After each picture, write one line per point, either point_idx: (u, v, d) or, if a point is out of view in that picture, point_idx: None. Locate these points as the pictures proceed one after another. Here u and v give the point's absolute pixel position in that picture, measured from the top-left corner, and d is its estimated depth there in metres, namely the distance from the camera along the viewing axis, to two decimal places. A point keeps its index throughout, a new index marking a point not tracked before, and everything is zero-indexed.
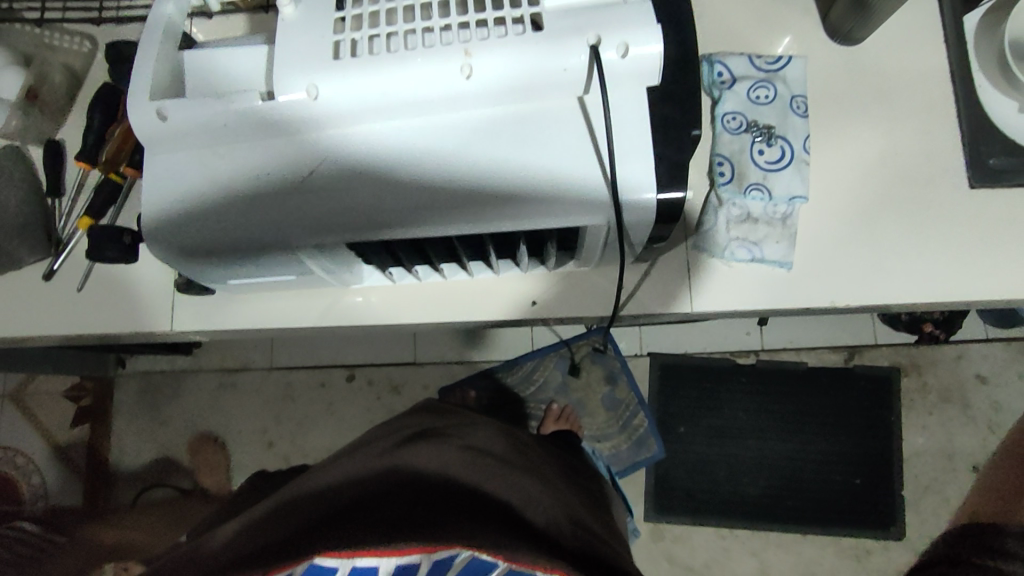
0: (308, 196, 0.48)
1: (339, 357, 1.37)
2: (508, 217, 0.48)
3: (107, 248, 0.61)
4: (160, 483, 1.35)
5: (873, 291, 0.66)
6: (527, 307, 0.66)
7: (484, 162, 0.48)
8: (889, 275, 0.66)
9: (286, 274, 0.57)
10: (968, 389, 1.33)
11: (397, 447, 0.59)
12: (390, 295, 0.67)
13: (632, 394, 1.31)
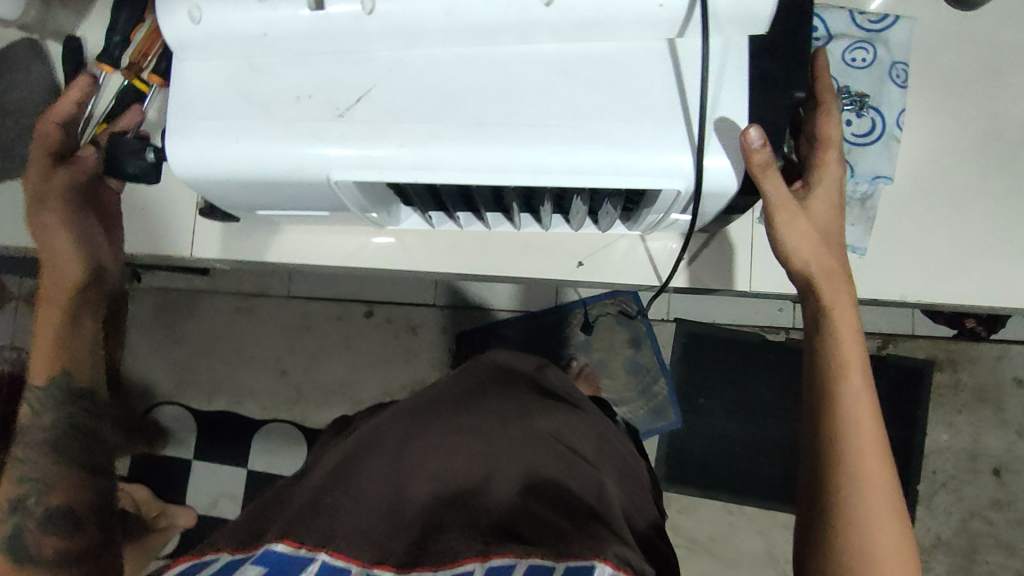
0: (354, 124, 0.43)
1: (358, 292, 1.34)
2: (577, 175, 0.42)
3: (129, 163, 0.54)
4: (171, 400, 1.34)
5: (950, 288, 0.61)
6: (572, 267, 0.61)
7: (556, 104, 0.42)
8: (973, 271, 0.60)
9: (316, 208, 0.52)
10: (1003, 390, 1.28)
11: (457, 409, 0.56)
12: (427, 240, 0.62)
13: (654, 358, 1.28)
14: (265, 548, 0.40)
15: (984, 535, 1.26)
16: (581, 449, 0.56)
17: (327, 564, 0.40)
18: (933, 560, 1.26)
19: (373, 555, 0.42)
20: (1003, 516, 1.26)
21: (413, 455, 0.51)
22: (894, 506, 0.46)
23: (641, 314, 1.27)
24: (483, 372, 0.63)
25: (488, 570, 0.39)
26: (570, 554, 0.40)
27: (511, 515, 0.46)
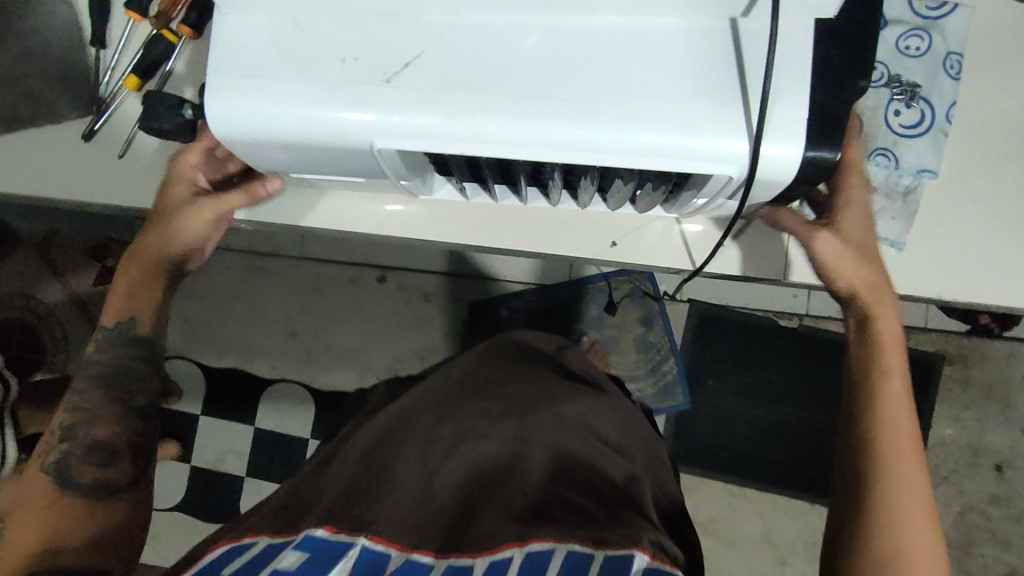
0: (400, 91, 0.41)
1: (371, 257, 1.33)
2: (632, 156, 0.41)
3: (165, 117, 0.53)
4: (181, 355, 1.35)
5: (987, 287, 0.59)
6: (605, 246, 0.60)
7: (611, 82, 0.40)
8: (1010, 271, 0.59)
9: (351, 173, 0.51)
10: (1012, 388, 1.28)
11: (484, 391, 0.55)
12: (457, 212, 0.60)
13: (666, 337, 1.27)
14: (304, 533, 0.39)
15: (981, 529, 1.27)
16: (607, 437, 0.56)
17: (367, 548, 0.40)
18: None
19: (410, 536, 0.42)
20: (1001, 511, 1.27)
21: (444, 434, 0.50)
22: (927, 505, 0.50)
23: (655, 292, 1.26)
24: (507, 355, 0.62)
25: (526, 555, 0.39)
26: (604, 541, 0.41)
27: (545, 498, 0.45)
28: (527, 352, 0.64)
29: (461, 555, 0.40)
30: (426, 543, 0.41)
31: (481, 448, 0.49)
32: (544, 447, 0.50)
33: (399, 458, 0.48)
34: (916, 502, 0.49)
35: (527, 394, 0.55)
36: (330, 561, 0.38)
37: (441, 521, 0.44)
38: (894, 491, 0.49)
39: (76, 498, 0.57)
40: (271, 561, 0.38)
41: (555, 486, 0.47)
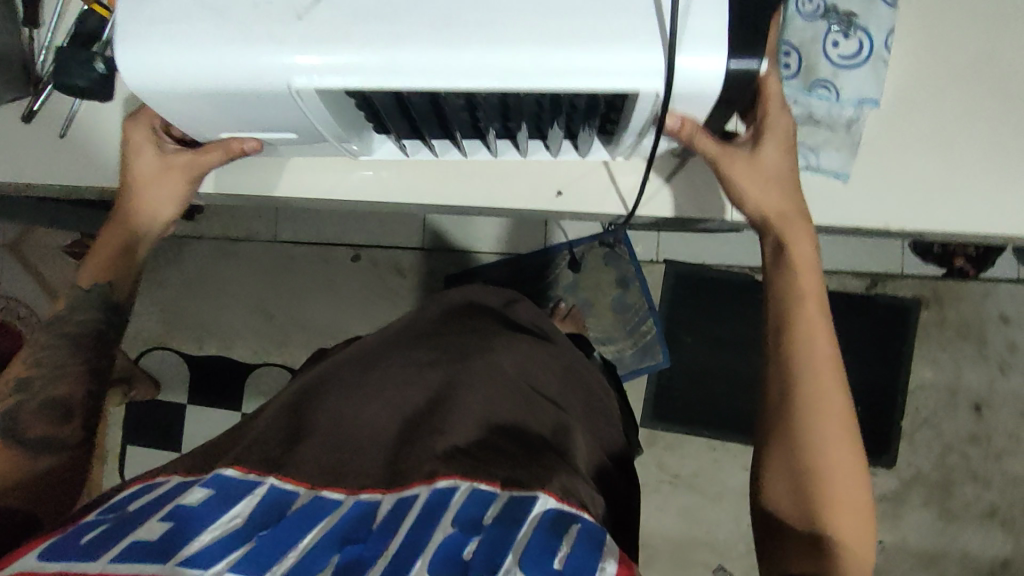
0: (313, 27, 0.41)
1: (345, 236, 1.33)
2: (550, 80, 0.41)
3: (77, 73, 0.57)
4: (162, 344, 1.36)
5: (933, 214, 0.60)
6: (551, 197, 0.60)
7: (527, 16, 0.40)
8: (955, 196, 0.59)
9: (280, 127, 0.51)
10: (987, 328, 1.29)
11: (423, 344, 0.57)
12: (403, 174, 0.61)
13: (643, 298, 1.27)
14: (214, 472, 0.42)
15: (962, 469, 1.29)
16: (545, 388, 0.57)
17: (276, 488, 0.42)
18: (911, 493, 1.29)
19: (325, 476, 0.44)
20: (981, 449, 1.29)
21: (374, 386, 0.52)
22: (845, 428, 0.52)
23: (630, 253, 1.27)
24: (454, 310, 0.64)
25: (432, 492, 0.40)
26: (514, 483, 0.41)
27: (468, 438, 0.46)
28: (477, 306, 0.65)
29: (370, 491, 0.42)
30: (340, 482, 0.43)
31: (407, 397, 0.51)
32: (472, 392, 0.51)
33: (329, 408, 0.50)
34: (833, 423, 0.52)
35: (463, 345, 0.56)
36: (235, 498, 0.40)
37: (359, 462, 0.45)
38: (811, 416, 0.52)
39: (19, 452, 0.57)
40: (178, 497, 0.41)
41: (482, 428, 0.48)
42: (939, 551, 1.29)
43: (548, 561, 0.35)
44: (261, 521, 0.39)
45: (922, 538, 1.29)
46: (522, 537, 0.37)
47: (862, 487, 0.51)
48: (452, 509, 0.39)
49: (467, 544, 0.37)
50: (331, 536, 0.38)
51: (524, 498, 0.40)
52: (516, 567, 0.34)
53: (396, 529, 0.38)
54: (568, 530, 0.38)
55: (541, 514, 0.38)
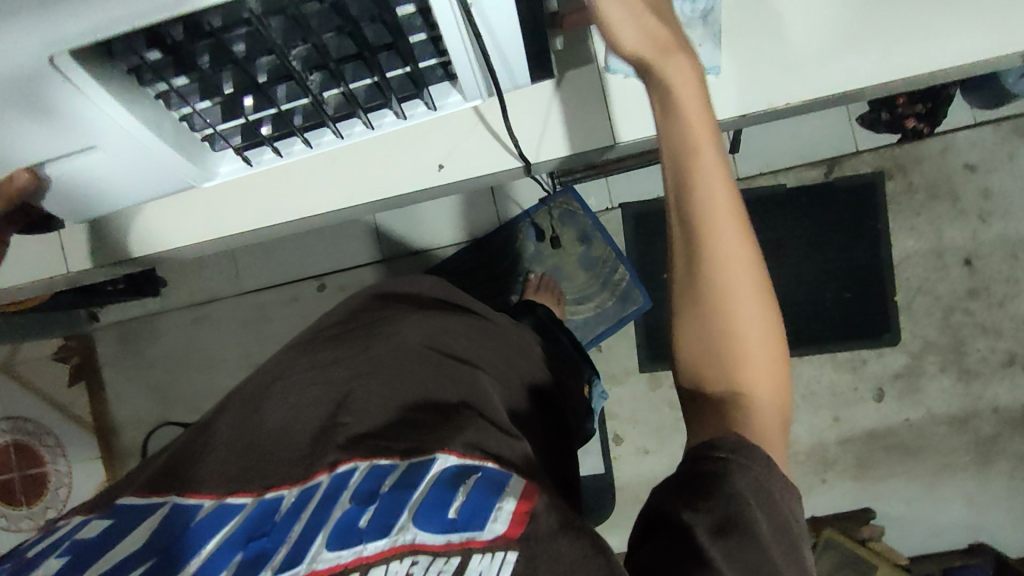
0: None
1: (306, 269, 1.34)
2: None
3: None
4: (164, 422, 1.37)
5: (821, 78, 0.60)
6: (434, 171, 0.67)
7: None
8: (835, 56, 0.59)
9: (63, 132, 0.49)
10: (956, 180, 1.26)
11: (328, 349, 0.59)
12: (291, 181, 0.68)
13: (608, 249, 1.26)
14: (115, 506, 0.43)
15: (969, 326, 1.27)
16: (453, 349, 0.59)
17: (177, 504, 0.42)
18: (924, 363, 1.27)
19: (230, 484, 0.44)
20: (983, 302, 1.27)
21: (278, 392, 0.53)
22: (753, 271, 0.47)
23: (583, 208, 1.26)
24: (360, 306, 0.68)
25: (333, 478, 0.43)
26: (414, 452, 0.45)
27: (374, 422, 0.49)
28: (382, 299, 0.68)
29: (274, 489, 0.43)
30: (245, 486, 0.44)
31: (310, 394, 0.52)
32: (371, 380, 0.53)
33: (232, 420, 0.51)
34: (742, 267, 0.46)
35: (365, 340, 0.59)
36: (138, 520, 0.41)
37: (266, 459, 0.46)
38: (719, 262, 0.46)
39: None
40: (76, 532, 0.40)
41: (386, 409, 0.50)
42: (967, 413, 1.27)
43: (443, 512, 0.39)
44: (164, 535, 0.39)
45: (947, 405, 1.27)
46: (418, 495, 0.40)
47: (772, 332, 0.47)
48: (352, 484, 0.42)
49: (363, 513, 0.39)
50: (237, 534, 0.39)
51: (421, 463, 0.44)
52: (409, 521, 0.38)
53: (300, 514, 0.40)
54: (467, 480, 0.42)
55: (439, 471, 0.43)
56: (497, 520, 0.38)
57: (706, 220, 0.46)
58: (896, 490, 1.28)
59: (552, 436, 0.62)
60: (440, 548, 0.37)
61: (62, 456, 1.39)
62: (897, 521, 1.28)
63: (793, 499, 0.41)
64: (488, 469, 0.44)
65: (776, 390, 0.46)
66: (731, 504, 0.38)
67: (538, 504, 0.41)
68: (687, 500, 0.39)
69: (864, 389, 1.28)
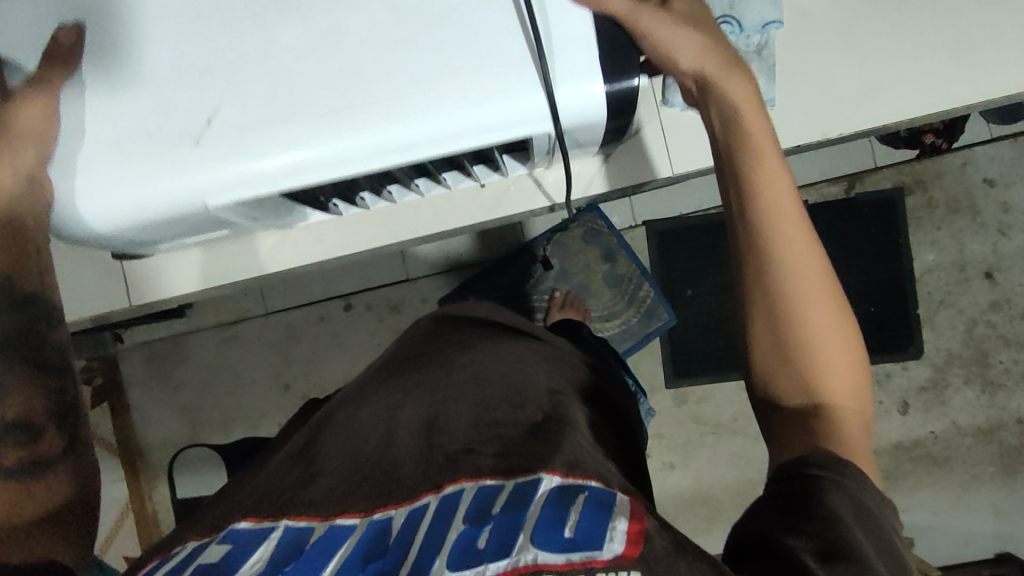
0: (209, 148, 0.46)
1: (334, 289, 1.35)
2: (365, 155, 0.47)
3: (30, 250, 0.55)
4: (192, 442, 1.38)
5: (872, 111, 0.61)
6: (492, 208, 0.67)
7: (408, 75, 0.45)
8: (886, 88, 0.61)
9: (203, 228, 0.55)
10: (976, 195, 1.28)
11: (412, 374, 0.63)
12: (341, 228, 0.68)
13: (633, 266, 1.27)
14: (229, 529, 0.47)
15: (991, 338, 1.28)
16: (529, 369, 0.63)
17: (290, 528, 0.46)
18: (948, 376, 1.28)
19: (340, 507, 0.48)
20: (1005, 315, 1.28)
21: (370, 417, 0.58)
22: (827, 290, 0.49)
23: (607, 225, 1.26)
24: (430, 332, 0.73)
25: (441, 498, 0.47)
26: (516, 472, 0.48)
27: (470, 442, 0.53)
28: (447, 326, 0.73)
29: (382, 509, 0.47)
30: (351, 507, 0.48)
31: (403, 418, 0.57)
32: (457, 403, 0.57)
33: (332, 446, 0.56)
34: (816, 290, 0.48)
35: (444, 363, 0.64)
36: (255, 545, 0.45)
37: (369, 481, 0.50)
38: (793, 272, 0.48)
39: None
40: (198, 553, 0.45)
41: (476, 431, 0.54)
42: (992, 424, 1.28)
43: (560, 530, 0.41)
44: (282, 560, 0.43)
45: (971, 417, 1.28)
46: (533, 515, 0.42)
47: (853, 350, 0.48)
48: (461, 509, 0.45)
49: (481, 533, 0.42)
50: (353, 558, 0.43)
51: (529, 484, 0.46)
52: (529, 543, 0.40)
53: (410, 538, 0.43)
54: (575, 500, 0.43)
55: (547, 492, 0.44)
56: (613, 539, 0.40)
57: (779, 234, 0.48)
58: (922, 501, 1.29)
59: (626, 444, 0.64)
60: (564, 568, 0.38)
61: None
62: (925, 532, 1.29)
63: (886, 508, 0.43)
64: (591, 488, 0.45)
65: (852, 406, 0.48)
66: (829, 517, 0.39)
67: (649, 525, 0.42)
68: (792, 525, 0.39)
69: (889, 402, 1.29)
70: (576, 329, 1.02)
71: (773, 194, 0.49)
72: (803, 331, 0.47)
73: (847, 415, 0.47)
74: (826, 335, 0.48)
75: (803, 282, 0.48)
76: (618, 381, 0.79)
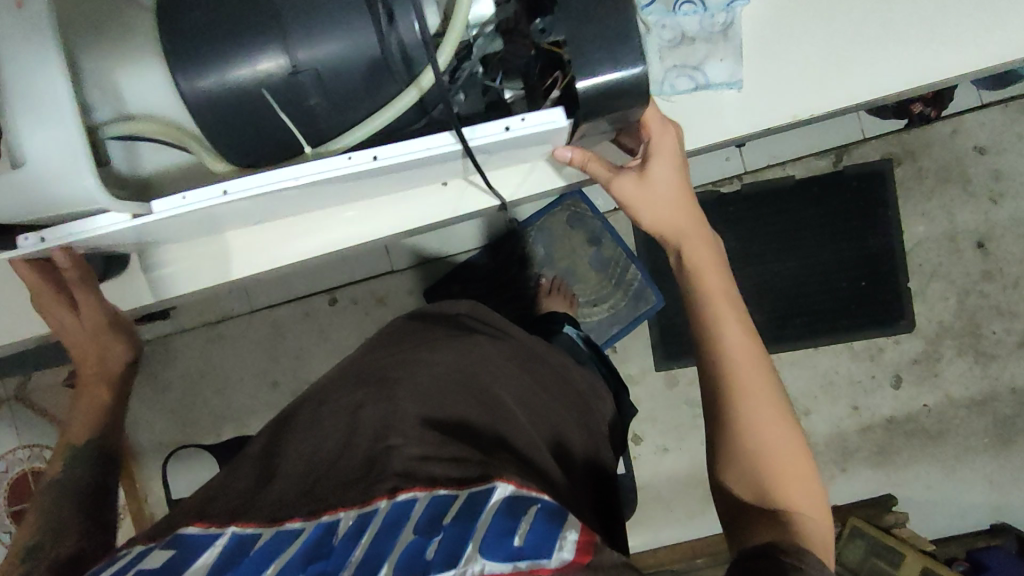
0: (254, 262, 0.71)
1: (318, 283, 1.34)
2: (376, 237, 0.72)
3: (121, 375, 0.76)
4: (183, 443, 1.37)
5: (865, 83, 0.59)
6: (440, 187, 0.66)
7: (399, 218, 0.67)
8: (879, 58, 0.59)
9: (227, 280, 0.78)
10: (966, 163, 1.25)
11: (376, 371, 0.63)
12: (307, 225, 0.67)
13: (618, 249, 1.26)
14: (177, 533, 0.47)
15: (984, 308, 1.26)
16: (495, 376, 0.63)
17: (236, 534, 0.46)
18: (941, 348, 1.27)
19: (285, 512, 0.48)
20: (997, 284, 1.26)
21: (332, 419, 0.58)
22: (783, 416, 0.56)
23: (591, 209, 1.25)
24: (402, 329, 0.72)
25: (392, 505, 0.45)
26: (468, 482, 0.46)
27: (428, 445, 0.51)
28: (418, 324, 0.72)
29: (330, 512, 0.46)
30: (297, 512, 0.47)
31: (363, 419, 0.56)
32: (420, 405, 0.56)
33: (292, 451, 0.56)
34: (773, 414, 0.55)
35: (406, 358, 0.63)
36: (200, 551, 0.44)
37: (319, 489, 0.50)
38: (748, 400, 0.56)
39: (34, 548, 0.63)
40: (142, 559, 0.45)
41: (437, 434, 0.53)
42: (985, 395, 1.27)
43: (509, 539, 0.39)
44: (227, 561, 0.43)
45: (965, 388, 1.27)
46: (483, 524, 0.41)
47: (806, 461, 0.55)
48: (414, 517, 0.43)
49: (429, 543, 0.40)
50: (294, 561, 0.41)
51: (480, 492, 0.45)
52: (476, 552, 0.38)
53: (358, 541, 0.42)
54: (526, 511, 0.43)
55: (498, 501, 0.44)
56: (563, 548, 0.39)
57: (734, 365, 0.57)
58: (918, 474, 1.28)
59: (587, 451, 0.66)
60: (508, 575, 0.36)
61: None
62: (922, 506, 1.28)
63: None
64: (544, 500, 0.45)
65: (814, 515, 0.52)
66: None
67: (598, 538, 0.42)
68: None
69: (881, 377, 1.28)
70: (557, 325, 1.01)
71: (733, 338, 0.59)
72: (756, 446, 0.54)
73: (808, 514, 0.52)
74: (781, 447, 0.54)
75: (764, 420, 0.55)
76: (596, 385, 0.80)
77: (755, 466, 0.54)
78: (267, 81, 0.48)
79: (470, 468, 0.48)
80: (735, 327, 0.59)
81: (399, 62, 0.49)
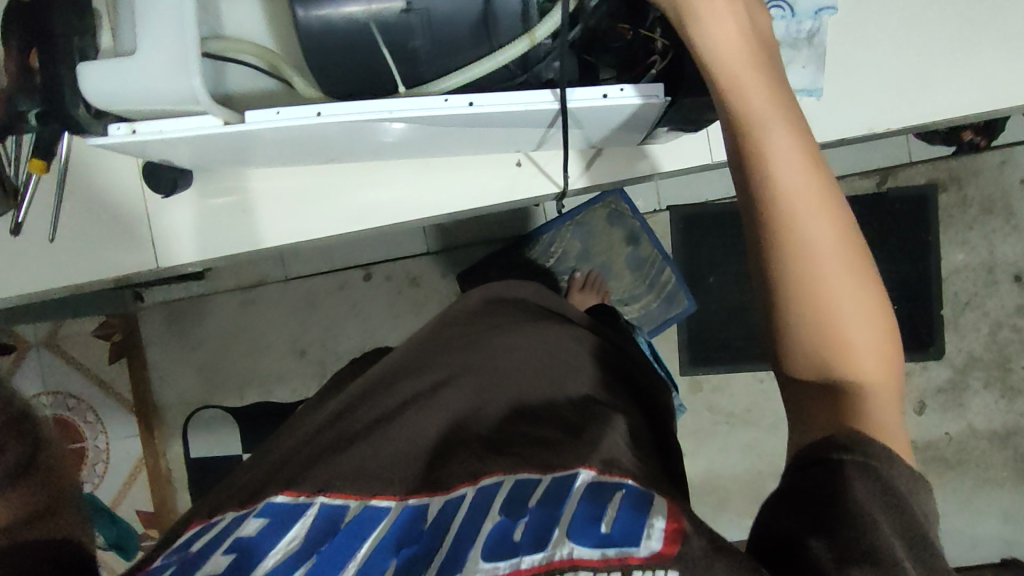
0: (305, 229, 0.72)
1: (354, 257, 1.36)
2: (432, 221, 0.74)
3: None
4: (207, 403, 1.39)
5: (943, 102, 0.60)
6: (512, 167, 0.68)
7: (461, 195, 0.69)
8: (961, 79, 0.59)
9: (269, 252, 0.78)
10: (1011, 195, 1.25)
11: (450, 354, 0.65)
12: (378, 197, 0.68)
13: (656, 250, 1.26)
14: (267, 501, 0.47)
15: (1016, 343, 1.26)
16: (567, 364, 0.65)
17: (325, 504, 0.46)
18: (968, 378, 1.27)
19: (375, 488, 0.49)
20: None
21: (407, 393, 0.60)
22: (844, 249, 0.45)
23: (631, 206, 1.24)
24: (467, 307, 0.73)
25: (478, 491, 0.47)
26: (553, 467, 0.48)
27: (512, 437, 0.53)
28: (485, 304, 0.74)
29: (417, 496, 0.48)
30: (385, 491, 0.49)
31: (442, 401, 0.58)
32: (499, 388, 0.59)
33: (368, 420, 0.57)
34: (836, 253, 0.44)
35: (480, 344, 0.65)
36: (291, 521, 0.45)
37: (406, 468, 0.51)
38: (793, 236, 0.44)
39: None
40: (236, 527, 0.46)
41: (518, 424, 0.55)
42: (1009, 429, 1.27)
43: (596, 526, 0.41)
44: (321, 535, 0.44)
45: (989, 421, 1.27)
46: (568, 512, 0.43)
47: (877, 314, 0.45)
48: (499, 497, 0.46)
49: (516, 526, 0.42)
50: (386, 543, 0.44)
51: (566, 476, 0.47)
52: (565, 537, 0.40)
53: (448, 520, 0.45)
54: (611, 497, 0.44)
55: (582, 486, 0.45)
56: (652, 537, 0.39)
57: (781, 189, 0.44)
58: None
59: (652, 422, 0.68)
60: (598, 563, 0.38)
61: (101, 432, 1.39)
62: None
63: (920, 488, 0.40)
64: (629, 484, 0.46)
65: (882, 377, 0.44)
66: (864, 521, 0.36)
67: (686, 524, 0.41)
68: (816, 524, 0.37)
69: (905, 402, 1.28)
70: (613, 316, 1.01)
71: (784, 162, 0.45)
72: (824, 305, 0.43)
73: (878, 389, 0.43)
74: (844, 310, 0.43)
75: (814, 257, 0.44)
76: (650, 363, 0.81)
77: (821, 324, 0.44)
78: (377, 14, 0.49)
79: (555, 455, 0.50)
80: (785, 133, 0.45)
81: (508, 16, 0.50)
